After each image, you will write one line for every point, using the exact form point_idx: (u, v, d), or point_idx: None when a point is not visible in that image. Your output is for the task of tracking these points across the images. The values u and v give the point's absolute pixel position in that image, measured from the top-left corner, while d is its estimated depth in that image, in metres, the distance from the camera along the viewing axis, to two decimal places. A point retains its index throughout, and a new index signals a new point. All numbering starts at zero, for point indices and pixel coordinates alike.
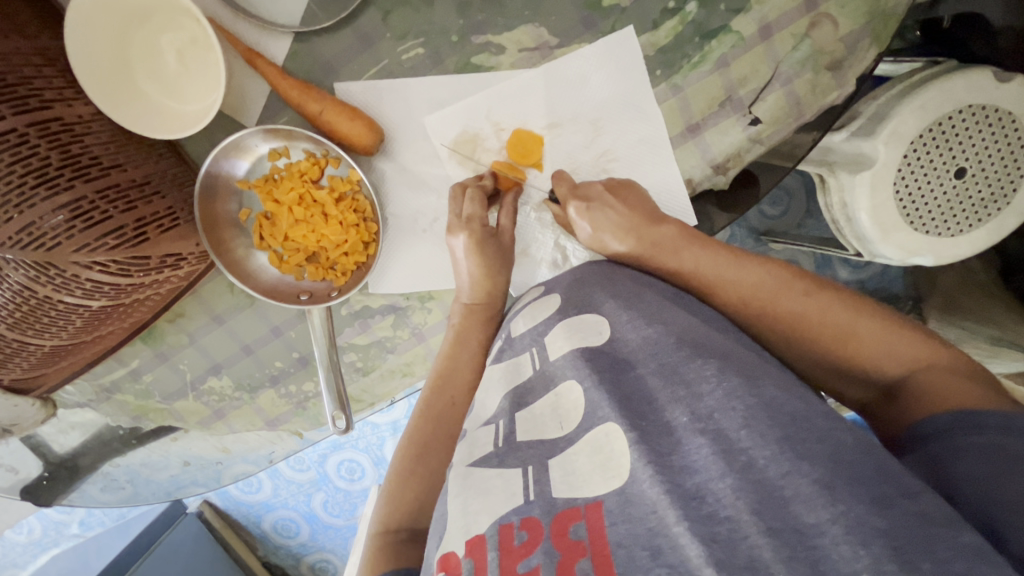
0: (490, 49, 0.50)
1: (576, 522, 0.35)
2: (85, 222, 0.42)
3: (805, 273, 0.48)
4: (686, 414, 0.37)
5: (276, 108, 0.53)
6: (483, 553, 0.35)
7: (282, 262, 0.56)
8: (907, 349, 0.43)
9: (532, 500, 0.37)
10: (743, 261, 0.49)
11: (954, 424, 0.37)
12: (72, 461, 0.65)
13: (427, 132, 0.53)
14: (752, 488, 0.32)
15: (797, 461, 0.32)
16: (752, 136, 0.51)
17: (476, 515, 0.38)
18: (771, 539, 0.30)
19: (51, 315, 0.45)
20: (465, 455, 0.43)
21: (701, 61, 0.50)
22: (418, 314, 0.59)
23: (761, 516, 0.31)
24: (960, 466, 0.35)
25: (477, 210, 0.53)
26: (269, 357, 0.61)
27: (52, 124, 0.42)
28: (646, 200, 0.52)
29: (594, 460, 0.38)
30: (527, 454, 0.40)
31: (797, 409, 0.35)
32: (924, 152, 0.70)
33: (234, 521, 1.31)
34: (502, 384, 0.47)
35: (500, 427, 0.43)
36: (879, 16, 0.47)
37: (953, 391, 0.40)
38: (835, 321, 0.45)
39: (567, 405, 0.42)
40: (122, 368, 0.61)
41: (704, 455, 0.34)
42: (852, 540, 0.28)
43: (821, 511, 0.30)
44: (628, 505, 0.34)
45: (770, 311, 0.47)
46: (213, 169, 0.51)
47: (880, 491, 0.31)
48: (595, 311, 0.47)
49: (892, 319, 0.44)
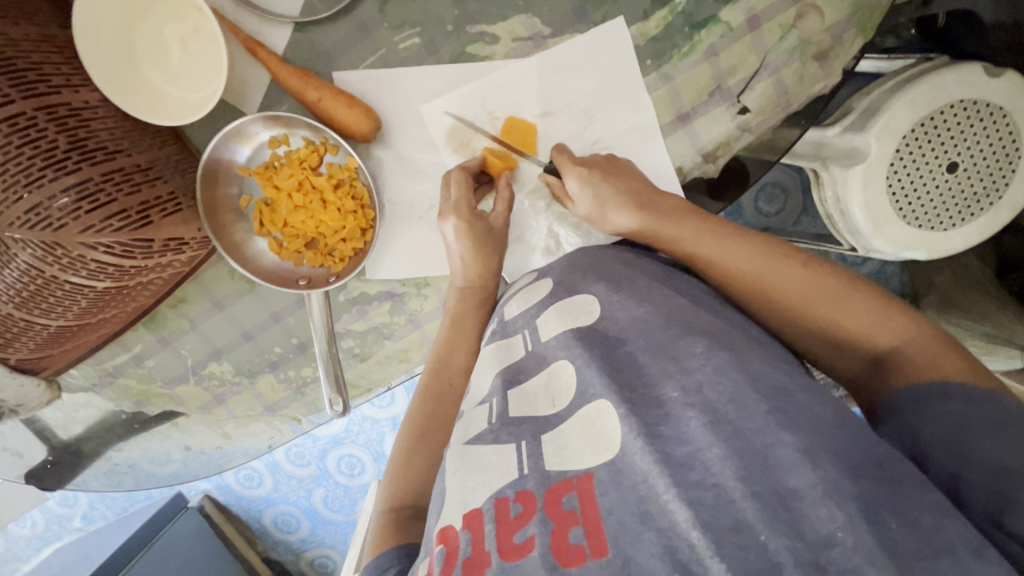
0: (484, 39, 0.52)
1: (569, 493, 0.36)
2: (90, 204, 0.43)
3: (799, 249, 0.49)
4: (676, 389, 0.38)
5: (276, 96, 0.54)
6: (479, 525, 0.36)
7: (281, 248, 0.57)
8: (896, 323, 0.44)
9: (526, 474, 0.38)
10: (738, 236, 0.49)
11: (928, 393, 0.39)
12: (76, 446, 0.67)
13: (423, 121, 0.54)
14: (737, 454, 0.33)
15: (780, 431, 0.33)
16: (741, 125, 0.52)
17: (472, 490, 0.39)
18: (757, 504, 0.31)
19: (56, 295, 0.46)
20: (461, 434, 0.44)
21: (691, 50, 0.51)
22: (415, 300, 0.60)
23: (747, 481, 0.32)
24: (927, 432, 0.37)
25: (463, 194, 0.54)
26: (269, 342, 0.62)
27: (60, 109, 0.43)
28: (638, 173, 0.53)
29: (586, 435, 0.38)
30: (519, 429, 0.41)
31: (779, 382, 0.37)
32: (914, 145, 0.71)
33: (235, 516, 1.32)
34: (494, 364, 0.48)
35: (492, 406, 0.44)
36: (865, 7, 0.48)
37: (936, 365, 0.41)
38: (827, 294, 0.46)
39: (560, 384, 0.43)
40: (125, 353, 0.62)
41: (693, 426, 0.35)
42: (829, 501, 0.30)
43: (802, 476, 0.31)
44: (620, 474, 0.35)
45: (766, 283, 0.47)
46: (215, 155, 0.53)
47: (854, 461, 0.32)
48: (587, 294, 0.48)
49: (882, 298, 0.45)
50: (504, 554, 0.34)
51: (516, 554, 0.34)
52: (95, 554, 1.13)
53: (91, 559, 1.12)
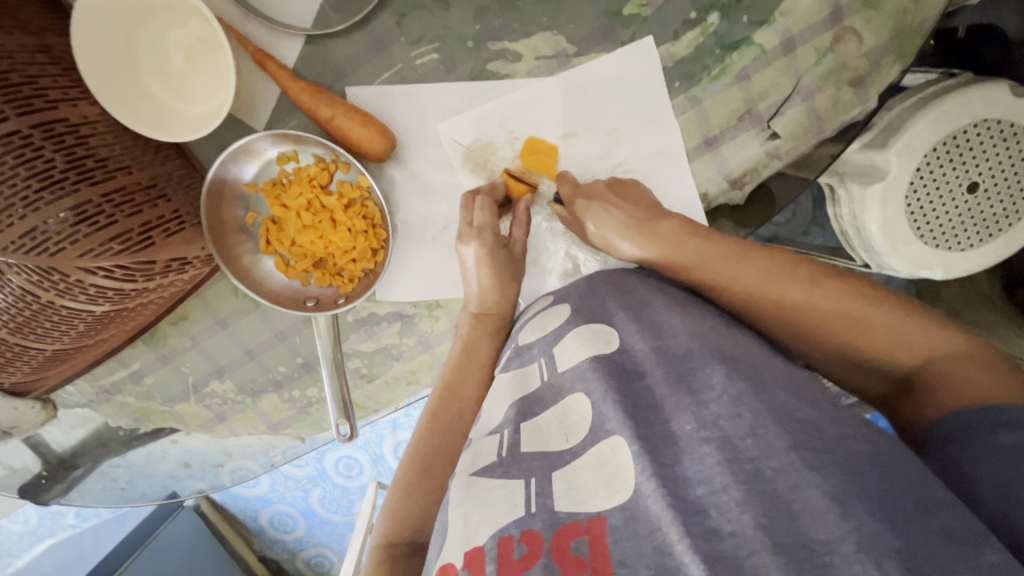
0: (506, 56, 0.49)
1: (578, 538, 0.34)
2: (89, 226, 0.41)
3: (815, 264, 0.47)
4: (691, 422, 0.37)
5: (286, 110, 0.51)
6: (481, 566, 0.34)
7: (288, 267, 0.55)
8: (918, 335, 0.43)
9: (534, 513, 0.36)
10: (746, 255, 0.47)
11: (973, 423, 0.38)
12: (71, 461, 0.65)
13: (439, 140, 0.52)
14: (757, 499, 0.31)
15: (808, 472, 0.32)
16: (770, 151, 0.50)
17: (477, 526, 0.37)
18: (777, 556, 0.29)
19: (54, 320, 0.44)
20: (468, 464, 0.42)
21: (721, 73, 0.49)
22: (426, 322, 0.58)
23: (767, 530, 0.30)
24: (982, 469, 0.35)
25: (488, 219, 0.52)
26: (274, 361, 0.60)
27: (57, 126, 0.41)
28: (644, 194, 0.51)
29: (599, 475, 0.37)
30: (530, 466, 0.40)
31: (806, 417, 0.36)
32: (936, 165, 0.69)
33: (231, 515, 1.30)
34: (507, 394, 0.46)
35: (503, 437, 0.43)
36: (905, 33, 0.47)
37: (971, 381, 0.40)
38: (845, 311, 0.44)
39: (574, 417, 0.41)
40: (123, 370, 0.60)
41: (709, 464, 0.34)
42: (863, 558, 0.28)
43: (831, 526, 0.29)
44: (633, 521, 0.33)
45: (778, 304, 0.45)
46: (221, 173, 0.50)
47: (897, 506, 0.31)
48: (607, 324, 0.46)
49: (909, 309, 0.44)
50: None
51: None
52: (91, 554, 1.13)
53: None
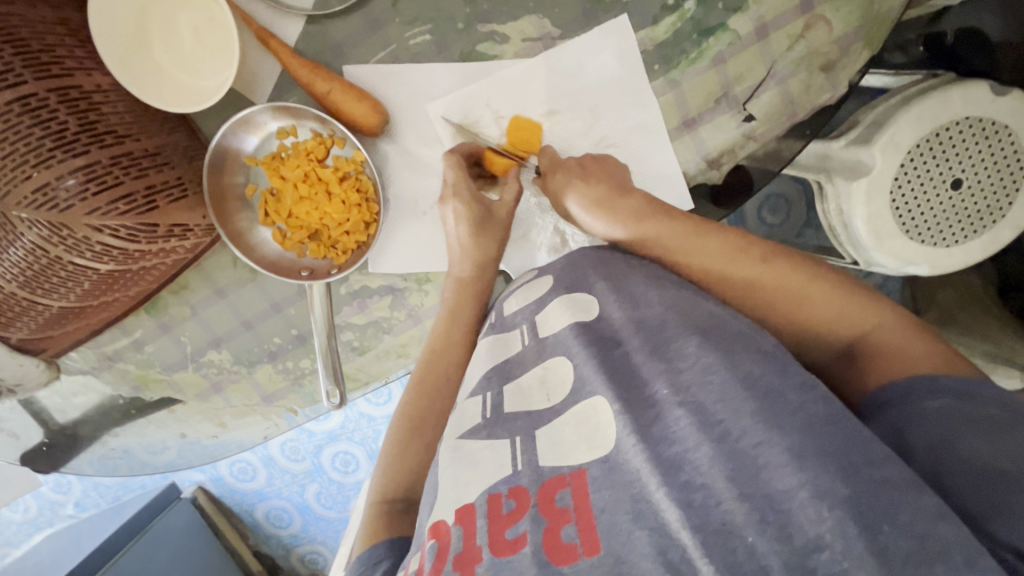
0: (495, 38, 0.52)
1: (562, 489, 0.35)
2: (97, 186, 0.44)
3: (761, 241, 0.49)
4: (667, 387, 0.38)
5: (287, 88, 0.55)
6: (472, 520, 0.36)
7: (284, 239, 0.57)
8: (861, 310, 0.45)
9: (519, 471, 0.37)
10: (706, 232, 0.49)
11: (910, 390, 0.40)
12: (72, 429, 0.67)
13: (431, 118, 0.55)
14: (725, 456, 0.33)
15: (769, 431, 0.33)
16: (746, 133, 0.53)
17: (466, 486, 0.39)
18: (743, 504, 0.31)
19: (61, 275, 0.47)
20: (454, 427, 0.44)
21: (699, 57, 0.52)
22: (416, 296, 0.60)
23: (734, 482, 0.32)
24: (917, 432, 0.37)
25: (461, 177, 0.54)
26: (269, 332, 0.62)
27: (72, 91, 0.44)
28: (613, 170, 0.52)
29: (581, 431, 0.38)
30: (513, 426, 0.41)
31: (771, 383, 0.36)
32: (919, 160, 0.71)
33: (228, 509, 1.31)
34: (488, 359, 0.48)
35: (486, 398, 0.44)
36: (872, 20, 0.49)
37: (906, 352, 0.43)
38: (796, 287, 0.46)
39: (556, 379, 0.43)
40: (125, 338, 0.63)
41: (682, 425, 0.35)
42: (818, 503, 0.30)
43: (788, 478, 0.31)
44: (613, 472, 0.35)
45: (734, 279, 0.47)
46: (224, 143, 0.53)
47: (847, 461, 0.31)
48: (587, 292, 0.47)
49: (845, 283, 0.47)
50: (496, 550, 0.34)
51: (508, 550, 0.33)
52: (86, 541, 1.14)
53: (83, 545, 1.12)
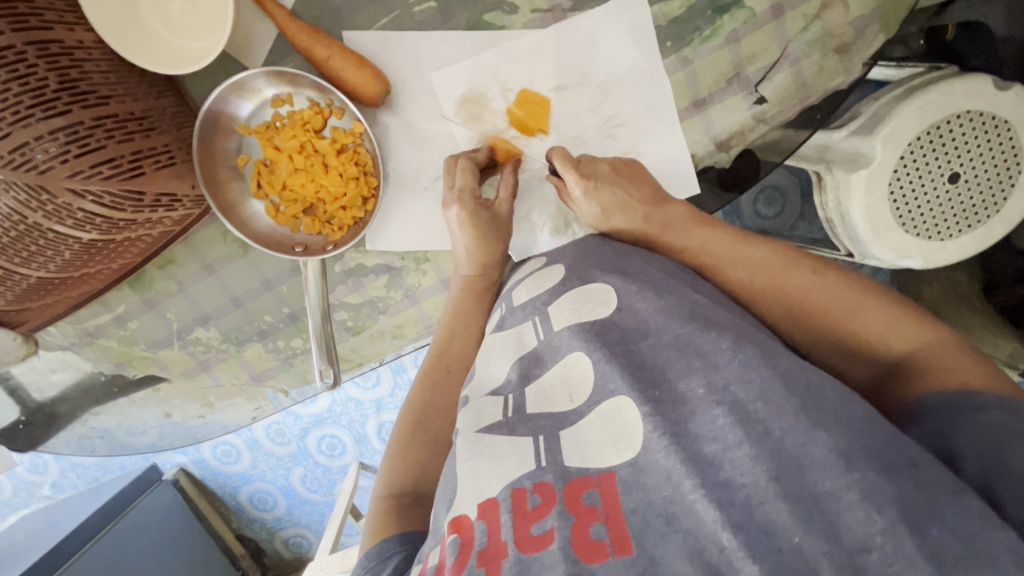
0: (503, 8, 0.50)
1: (589, 489, 0.35)
2: (79, 148, 0.41)
3: (813, 256, 0.49)
4: (703, 386, 0.36)
5: (282, 53, 0.52)
6: (496, 516, 0.35)
7: (278, 213, 0.55)
8: (915, 329, 0.44)
9: (544, 466, 0.36)
10: (750, 241, 0.50)
11: (955, 402, 0.38)
12: (50, 407, 0.65)
13: (433, 89, 0.53)
14: (769, 455, 0.32)
15: (813, 430, 0.32)
16: (757, 115, 0.51)
17: (487, 478, 0.37)
18: (788, 504, 0.30)
19: (40, 243, 0.44)
20: (471, 421, 0.42)
21: (712, 35, 0.50)
22: (413, 275, 0.58)
23: (779, 482, 0.31)
24: (962, 439, 0.35)
25: (468, 182, 0.53)
26: (260, 310, 0.60)
27: (52, 46, 0.41)
28: (648, 176, 0.52)
29: (607, 433, 0.37)
30: (538, 425, 0.40)
31: (812, 381, 0.35)
32: (919, 153, 0.71)
33: (211, 492, 1.28)
34: (508, 354, 0.47)
35: (508, 399, 0.43)
36: (890, 3, 0.48)
37: (957, 370, 0.40)
38: (840, 298, 0.46)
39: (576, 378, 0.41)
40: (107, 314, 0.60)
41: (721, 424, 0.34)
42: (868, 505, 0.29)
43: (836, 479, 0.30)
44: (642, 474, 0.34)
45: (776, 289, 0.48)
46: (216, 108, 0.51)
47: (890, 461, 0.31)
48: (601, 281, 0.47)
49: (902, 303, 0.45)
50: (521, 547, 0.33)
51: (534, 546, 0.32)
52: (63, 522, 1.11)
53: (59, 527, 1.10)
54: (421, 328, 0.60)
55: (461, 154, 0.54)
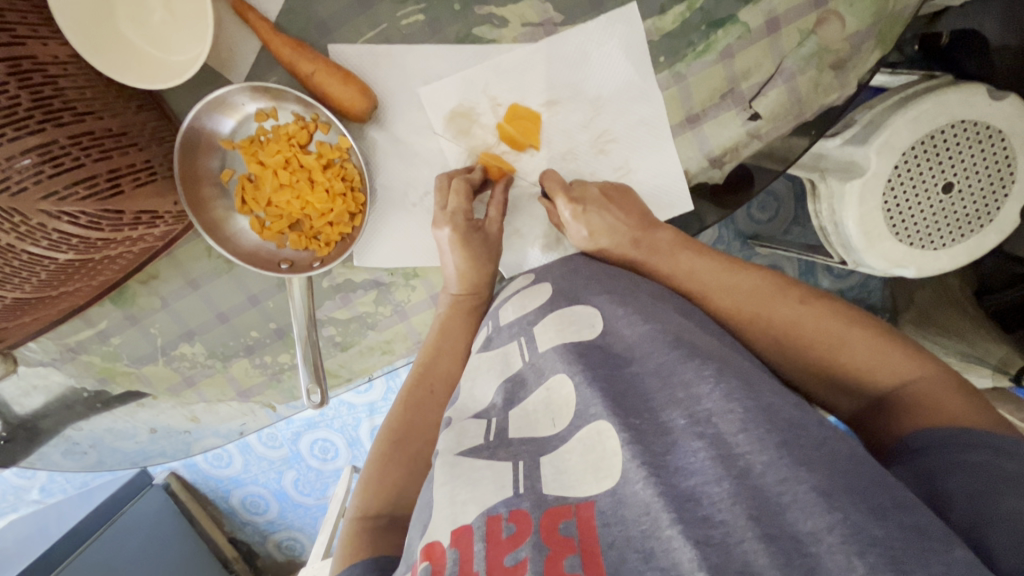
0: (493, 21, 0.49)
1: (566, 519, 0.34)
2: (54, 168, 0.39)
3: (801, 285, 0.49)
4: (683, 416, 0.36)
5: (266, 66, 0.51)
6: (469, 544, 0.34)
7: (263, 228, 0.54)
8: (902, 361, 0.43)
9: (521, 493, 0.36)
10: (738, 268, 0.50)
11: (946, 440, 0.37)
12: (32, 423, 0.64)
13: (421, 104, 0.52)
14: (747, 495, 0.31)
15: (795, 467, 0.32)
16: (751, 131, 0.51)
17: (463, 505, 0.36)
18: (767, 544, 0.29)
19: (14, 264, 0.42)
20: (451, 444, 0.41)
21: (706, 50, 0.49)
22: (402, 291, 0.57)
23: (757, 521, 0.30)
24: (954, 479, 0.34)
25: (461, 205, 0.51)
26: (246, 326, 0.59)
27: (24, 62, 0.39)
28: (638, 201, 0.52)
29: (587, 459, 0.36)
30: (518, 449, 0.39)
31: (792, 416, 0.35)
32: (913, 163, 0.70)
33: (202, 495, 1.27)
34: (494, 374, 0.46)
35: (490, 422, 0.43)
36: (886, 18, 0.47)
37: (946, 405, 0.40)
38: (827, 328, 0.46)
39: (558, 401, 0.41)
40: (89, 330, 0.59)
41: (700, 457, 0.33)
42: (849, 549, 0.28)
43: (818, 519, 0.30)
44: (620, 506, 0.34)
45: (763, 317, 0.48)
46: (197, 124, 0.49)
47: (876, 502, 0.31)
48: (588, 304, 0.46)
49: (889, 336, 0.45)
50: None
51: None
52: (52, 529, 1.10)
53: (47, 534, 1.09)
54: (411, 344, 0.60)
55: (443, 176, 0.53)
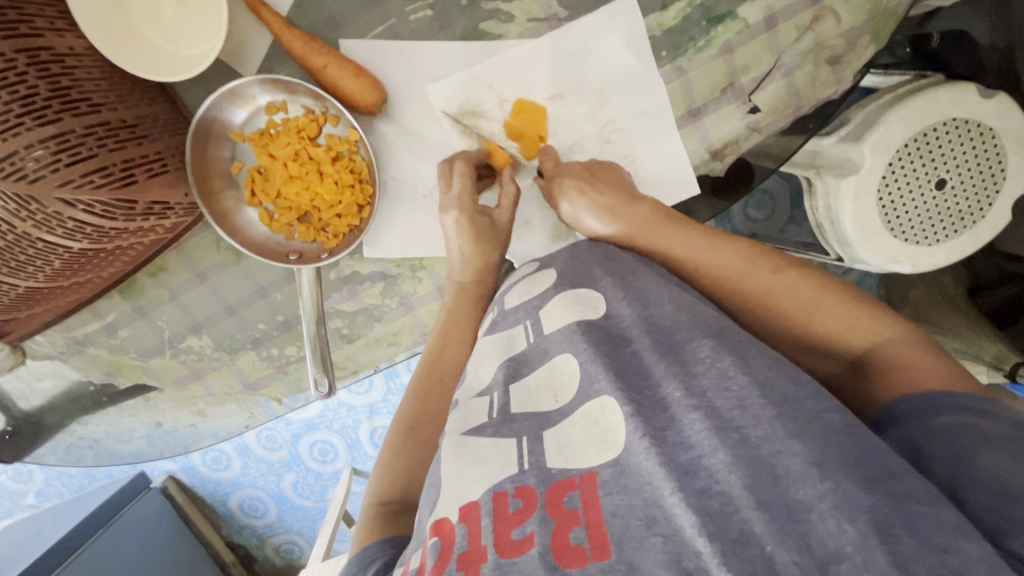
0: (499, 16, 0.51)
1: (570, 492, 0.35)
2: (70, 157, 0.40)
3: (779, 254, 0.49)
4: (681, 389, 0.37)
5: (277, 60, 0.52)
6: (477, 519, 0.35)
7: (272, 220, 0.55)
8: (873, 325, 0.44)
9: (526, 470, 0.37)
10: (715, 238, 0.50)
11: (927, 404, 0.38)
12: (38, 417, 0.64)
13: (429, 99, 0.53)
14: (743, 463, 0.32)
15: (789, 439, 0.32)
16: (750, 124, 0.52)
17: (470, 482, 0.37)
18: (762, 512, 0.30)
19: (29, 253, 0.43)
20: (457, 424, 0.42)
21: (706, 45, 0.51)
22: (409, 283, 0.58)
23: (753, 490, 0.31)
24: (934, 445, 0.35)
25: (466, 187, 0.53)
26: (253, 318, 0.59)
27: (43, 53, 0.40)
28: (622, 180, 0.52)
29: (591, 433, 0.38)
30: (521, 426, 0.40)
31: (787, 390, 0.35)
32: (906, 159, 0.71)
33: (199, 499, 1.26)
34: (496, 355, 0.47)
35: (493, 399, 0.43)
36: (879, 14, 0.48)
37: (918, 367, 0.41)
38: (802, 297, 0.46)
39: (563, 378, 0.42)
40: (96, 322, 0.59)
41: (697, 430, 0.34)
42: (839, 514, 0.29)
43: (810, 488, 0.30)
44: (623, 476, 0.34)
45: (740, 288, 0.48)
46: (211, 114, 0.50)
47: (867, 472, 0.31)
48: (591, 287, 0.47)
49: (859, 300, 0.45)
50: (501, 550, 0.33)
51: (513, 551, 0.33)
52: (48, 532, 1.09)
53: (43, 538, 1.08)
54: (417, 336, 0.60)
55: (438, 173, 0.54)
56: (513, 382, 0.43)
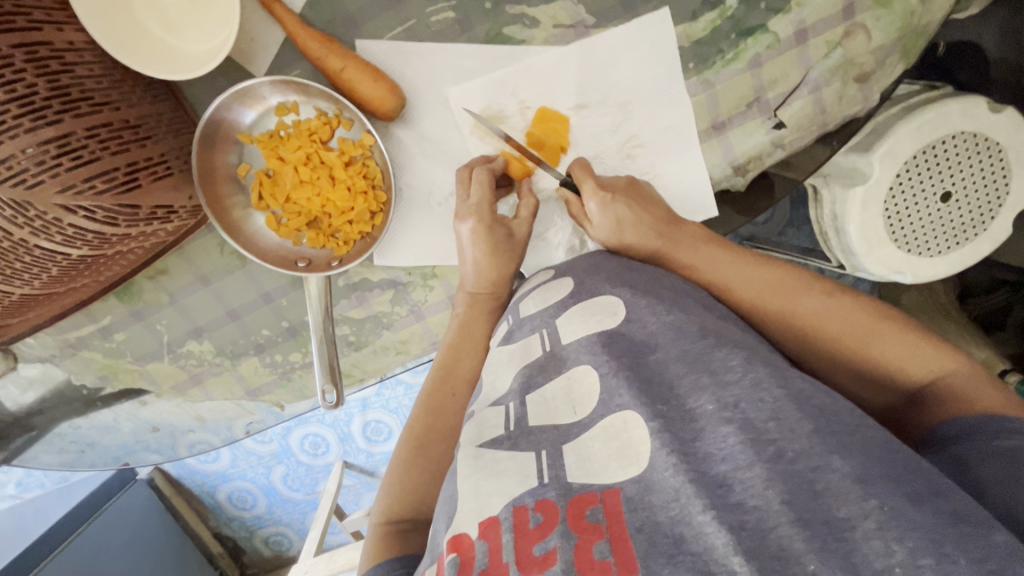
0: (524, 21, 0.49)
1: (593, 506, 0.34)
2: (72, 161, 0.37)
3: (826, 279, 0.49)
4: (711, 402, 0.36)
5: (288, 58, 0.49)
6: (497, 535, 0.34)
7: (280, 226, 0.53)
8: (932, 355, 0.44)
9: (546, 483, 0.35)
10: (763, 263, 0.50)
11: (982, 424, 0.38)
12: (27, 420, 0.62)
13: (448, 104, 0.51)
14: (780, 478, 0.31)
15: (827, 455, 0.31)
16: (775, 140, 0.51)
17: (489, 497, 0.36)
18: (803, 531, 0.29)
19: (26, 260, 0.41)
20: (473, 436, 0.40)
21: (735, 58, 0.49)
22: (420, 291, 0.57)
23: (791, 505, 0.30)
24: (987, 469, 0.35)
25: (484, 195, 0.51)
26: (257, 323, 0.57)
27: (42, 49, 0.37)
28: (658, 199, 0.52)
29: (610, 448, 0.36)
30: (540, 437, 0.39)
31: (824, 403, 0.35)
32: (914, 172, 0.69)
33: (186, 490, 1.23)
34: (513, 364, 0.46)
35: (509, 409, 0.42)
36: (911, 32, 0.48)
37: (979, 399, 0.41)
38: (854, 322, 0.46)
39: (582, 390, 0.41)
40: (91, 325, 0.57)
41: (730, 442, 0.33)
42: (885, 536, 0.28)
43: (852, 505, 0.29)
44: (647, 492, 0.33)
45: (789, 313, 0.47)
46: (218, 114, 0.48)
47: (911, 488, 0.30)
48: (612, 294, 0.46)
49: (914, 328, 0.45)
50: (523, 566, 0.32)
51: (536, 567, 0.31)
52: (31, 526, 1.06)
53: (25, 532, 1.05)
54: (426, 344, 0.59)
55: (459, 171, 0.52)
56: (530, 393, 0.41)
